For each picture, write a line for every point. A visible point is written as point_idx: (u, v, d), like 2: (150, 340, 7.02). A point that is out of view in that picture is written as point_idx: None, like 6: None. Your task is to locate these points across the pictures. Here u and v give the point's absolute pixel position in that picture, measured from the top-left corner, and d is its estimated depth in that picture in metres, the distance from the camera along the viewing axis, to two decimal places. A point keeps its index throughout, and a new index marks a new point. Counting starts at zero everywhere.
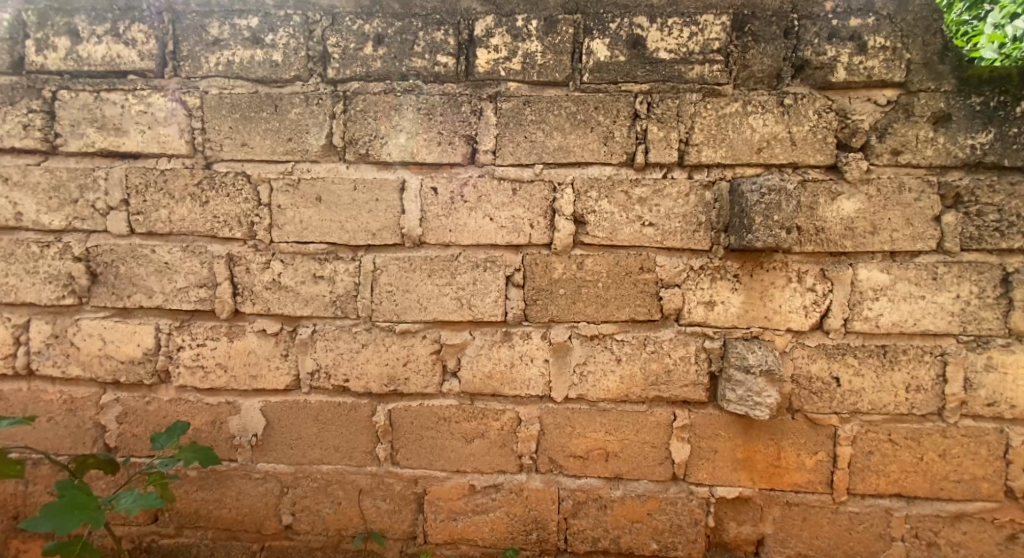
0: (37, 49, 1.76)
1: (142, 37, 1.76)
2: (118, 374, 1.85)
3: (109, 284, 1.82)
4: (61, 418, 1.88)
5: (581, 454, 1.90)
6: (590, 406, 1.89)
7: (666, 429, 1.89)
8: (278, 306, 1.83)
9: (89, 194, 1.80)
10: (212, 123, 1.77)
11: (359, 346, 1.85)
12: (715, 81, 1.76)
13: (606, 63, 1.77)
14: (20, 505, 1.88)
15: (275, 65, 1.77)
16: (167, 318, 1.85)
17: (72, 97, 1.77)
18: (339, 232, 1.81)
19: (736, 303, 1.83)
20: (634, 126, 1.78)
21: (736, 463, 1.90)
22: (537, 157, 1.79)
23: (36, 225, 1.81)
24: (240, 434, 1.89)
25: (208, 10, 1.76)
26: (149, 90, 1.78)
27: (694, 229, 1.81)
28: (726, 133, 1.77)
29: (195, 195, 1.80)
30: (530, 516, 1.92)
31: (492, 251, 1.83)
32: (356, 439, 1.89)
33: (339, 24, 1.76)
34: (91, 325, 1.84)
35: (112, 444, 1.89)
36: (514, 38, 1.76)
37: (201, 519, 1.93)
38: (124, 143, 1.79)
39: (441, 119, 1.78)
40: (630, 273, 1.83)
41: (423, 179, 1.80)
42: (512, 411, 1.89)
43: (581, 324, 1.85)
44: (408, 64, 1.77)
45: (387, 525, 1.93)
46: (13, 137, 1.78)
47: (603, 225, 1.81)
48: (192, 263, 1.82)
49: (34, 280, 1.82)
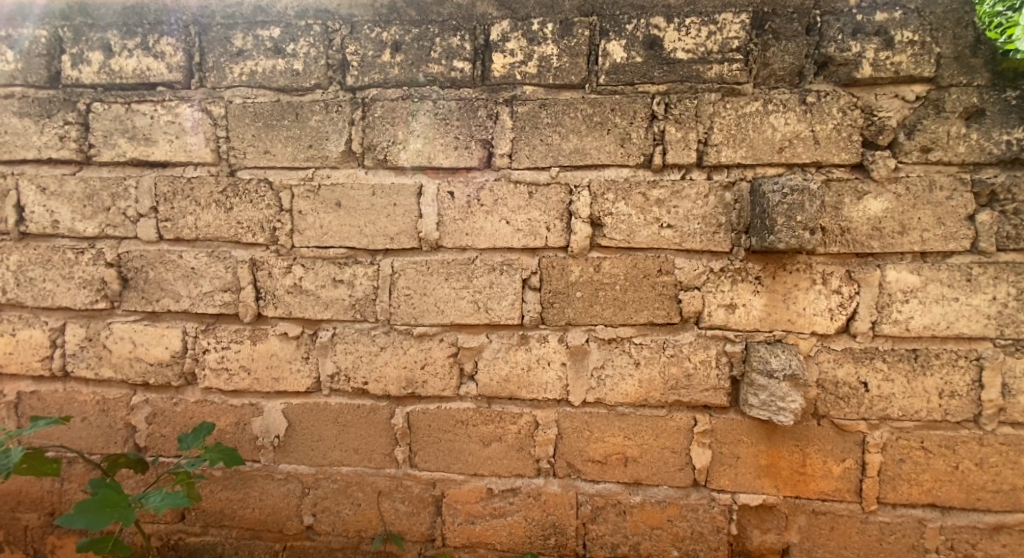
0: (73, 64, 1.84)
1: (170, 50, 1.82)
2: (147, 376, 1.91)
3: (139, 289, 1.89)
4: (95, 418, 1.95)
5: (599, 458, 1.89)
6: (608, 410, 1.88)
7: (686, 434, 1.87)
8: (299, 310, 1.87)
9: (121, 202, 1.87)
10: (236, 131, 1.83)
11: (378, 348, 1.88)
12: (734, 81, 1.74)
13: (622, 65, 1.76)
14: (55, 502, 1.95)
15: (296, 74, 1.81)
16: (194, 321, 1.91)
17: (105, 109, 1.84)
18: (359, 237, 1.84)
19: (758, 306, 1.79)
20: (651, 127, 1.76)
21: (759, 469, 1.86)
22: (553, 159, 1.79)
23: (72, 232, 1.88)
24: (263, 436, 1.93)
25: (232, 22, 1.81)
26: (176, 101, 1.84)
27: (714, 230, 1.78)
28: (747, 133, 1.74)
29: (220, 202, 1.85)
30: (548, 521, 1.91)
31: (509, 254, 1.84)
32: (375, 441, 1.92)
33: (358, 32, 1.79)
34: (122, 328, 1.90)
35: (142, 444, 1.95)
36: (529, 42, 1.77)
37: (226, 518, 1.97)
38: (153, 153, 1.85)
39: (458, 123, 1.79)
40: (648, 275, 1.82)
41: (440, 183, 1.82)
42: (529, 415, 1.89)
43: (599, 327, 1.85)
44: (425, 70, 1.79)
45: (405, 527, 1.94)
46: (51, 148, 1.86)
47: (620, 227, 1.80)
48: (217, 267, 1.87)
49: (68, 285, 1.89)
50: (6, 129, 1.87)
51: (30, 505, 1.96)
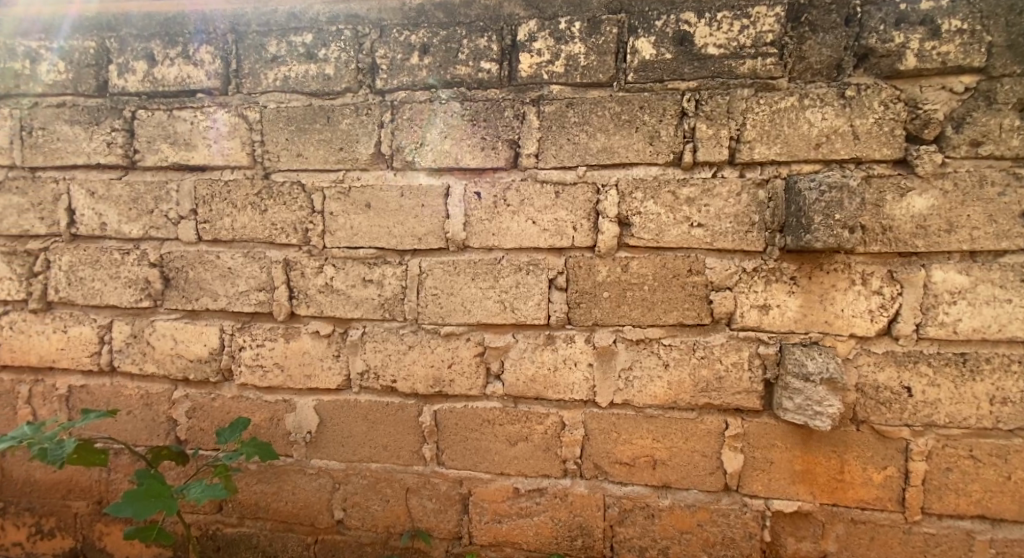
0: (119, 73, 1.93)
1: (209, 58, 1.89)
2: (187, 372, 1.99)
3: (180, 288, 1.97)
4: (139, 411, 2.04)
5: (627, 460, 1.87)
6: (636, 412, 1.86)
7: (717, 437, 1.83)
8: (331, 309, 1.91)
9: (163, 205, 1.95)
10: (271, 135, 1.88)
11: (406, 347, 1.90)
12: (768, 75, 1.70)
13: (651, 62, 1.74)
14: (103, 491, 2.05)
15: (328, 79, 1.86)
16: (231, 319, 1.98)
17: (149, 116, 1.93)
18: (388, 237, 1.87)
19: (793, 307, 1.74)
20: (681, 124, 1.74)
21: (794, 475, 1.80)
22: (580, 159, 1.79)
23: (118, 234, 1.97)
24: (296, 431, 1.98)
25: (267, 29, 1.86)
26: (215, 106, 1.90)
27: (746, 229, 1.74)
28: (781, 129, 1.69)
29: (255, 204, 1.90)
30: (575, 522, 1.91)
31: (535, 254, 1.84)
32: (404, 439, 1.95)
33: (387, 36, 1.82)
34: (164, 326, 1.98)
35: (183, 437, 2.03)
36: (557, 41, 1.76)
37: (261, 510, 2.03)
38: (193, 157, 1.92)
39: (485, 124, 1.80)
40: (677, 275, 1.79)
41: (467, 184, 1.83)
42: (556, 415, 1.88)
43: (627, 328, 1.83)
44: (453, 71, 1.81)
45: (433, 524, 1.96)
46: (98, 154, 1.95)
47: (649, 226, 1.78)
48: (252, 268, 1.93)
49: (115, 284, 1.98)
50: (57, 136, 1.96)
51: (80, 494, 2.06)
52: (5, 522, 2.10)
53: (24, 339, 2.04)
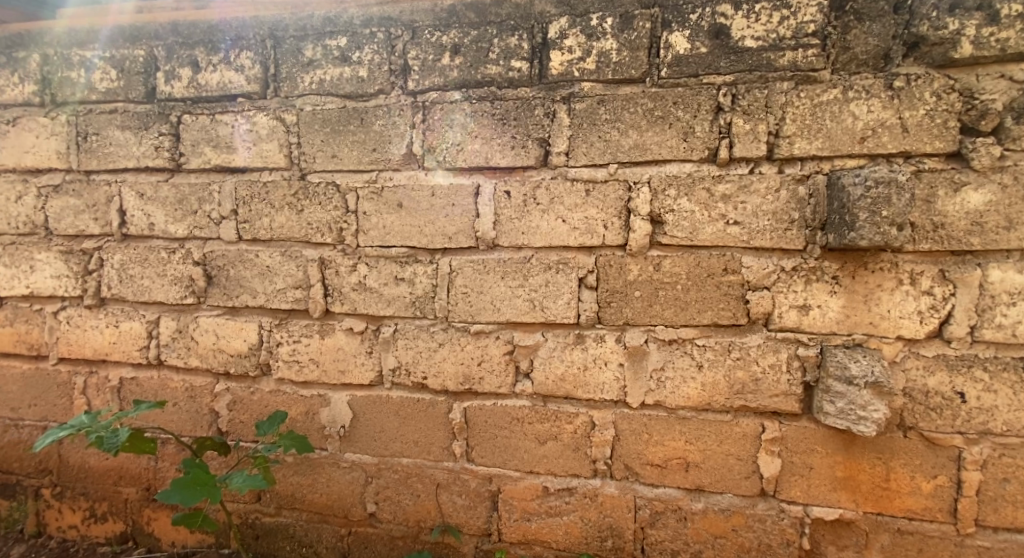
0: (166, 80, 2.02)
1: (249, 63, 1.96)
2: (229, 366, 2.07)
3: (221, 285, 2.04)
4: (184, 403, 2.13)
5: (659, 462, 1.85)
6: (669, 413, 1.83)
7: (753, 441, 1.78)
8: (364, 307, 1.96)
9: (206, 205, 2.03)
10: (307, 138, 1.93)
11: (437, 345, 1.93)
12: (810, 67, 1.63)
13: (685, 57, 1.70)
14: (151, 478, 2.15)
15: (361, 81, 1.89)
16: (269, 316, 2.04)
17: (193, 120, 2.01)
18: (419, 236, 1.90)
19: (835, 308, 1.68)
20: (716, 119, 1.69)
21: (835, 482, 1.74)
22: (612, 156, 1.76)
23: (165, 234, 2.06)
24: (331, 425, 2.03)
25: (304, 34, 1.92)
26: (254, 110, 1.97)
27: (785, 227, 1.69)
28: (824, 122, 1.63)
29: (293, 204, 1.96)
30: (605, 523, 1.89)
31: (565, 253, 1.83)
32: (435, 435, 1.97)
33: (419, 37, 1.85)
34: (207, 322, 2.07)
35: (224, 429, 2.11)
36: (588, 38, 1.75)
37: (297, 502, 2.09)
38: (234, 160, 2.00)
39: (515, 122, 1.80)
40: (712, 275, 1.75)
41: (497, 183, 1.84)
42: (585, 415, 1.87)
43: (659, 328, 1.80)
44: (483, 71, 1.82)
45: (462, 520, 1.98)
46: (147, 157, 2.05)
47: (682, 224, 1.75)
48: (290, 266, 1.99)
49: (162, 281, 2.08)
50: (109, 140, 2.07)
51: (130, 480, 2.17)
52: (62, 505, 2.23)
53: (80, 333, 2.15)
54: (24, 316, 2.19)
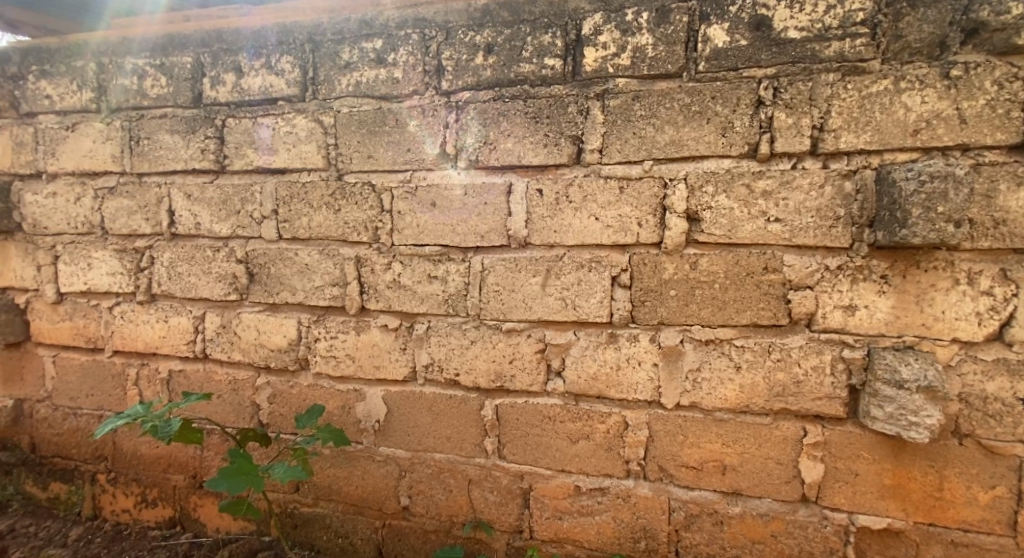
0: (212, 85, 2.10)
1: (289, 67, 2.02)
2: (269, 360, 2.14)
3: (263, 283, 2.12)
4: (228, 395, 2.21)
5: (694, 464, 1.81)
6: (705, 415, 1.79)
7: (794, 445, 1.72)
8: (398, 304, 1.99)
9: (249, 205, 2.10)
10: (344, 139, 1.98)
11: (469, 342, 1.94)
12: (858, 57, 1.56)
13: (724, 50, 1.65)
14: (197, 467, 2.25)
15: (396, 82, 1.92)
16: (308, 313, 2.10)
17: (236, 124, 2.08)
18: (452, 235, 1.91)
19: (883, 308, 1.60)
20: (757, 114, 1.64)
21: (882, 489, 1.67)
22: (647, 153, 1.73)
23: (210, 233, 2.15)
24: (365, 419, 2.08)
25: (341, 37, 1.96)
26: (294, 113, 2.03)
27: (830, 224, 1.62)
28: (873, 115, 1.56)
29: (330, 204, 2.01)
30: (639, 524, 1.87)
31: (598, 251, 1.81)
32: (467, 431, 1.99)
33: (453, 38, 1.86)
34: (249, 318, 2.14)
35: (265, 421, 2.18)
36: (623, 33, 1.72)
37: (334, 493, 2.14)
38: (275, 161, 2.06)
39: (549, 120, 1.80)
40: (751, 273, 1.70)
41: (529, 182, 1.84)
42: (618, 414, 1.85)
43: (695, 328, 1.76)
44: (517, 69, 1.81)
45: (494, 516, 1.99)
46: (194, 160, 2.14)
47: (720, 222, 1.70)
48: (327, 264, 2.04)
49: (208, 278, 2.17)
50: (159, 144, 2.17)
51: (179, 468, 2.28)
52: (116, 490, 2.36)
53: (133, 327, 2.27)
54: (82, 310, 2.33)
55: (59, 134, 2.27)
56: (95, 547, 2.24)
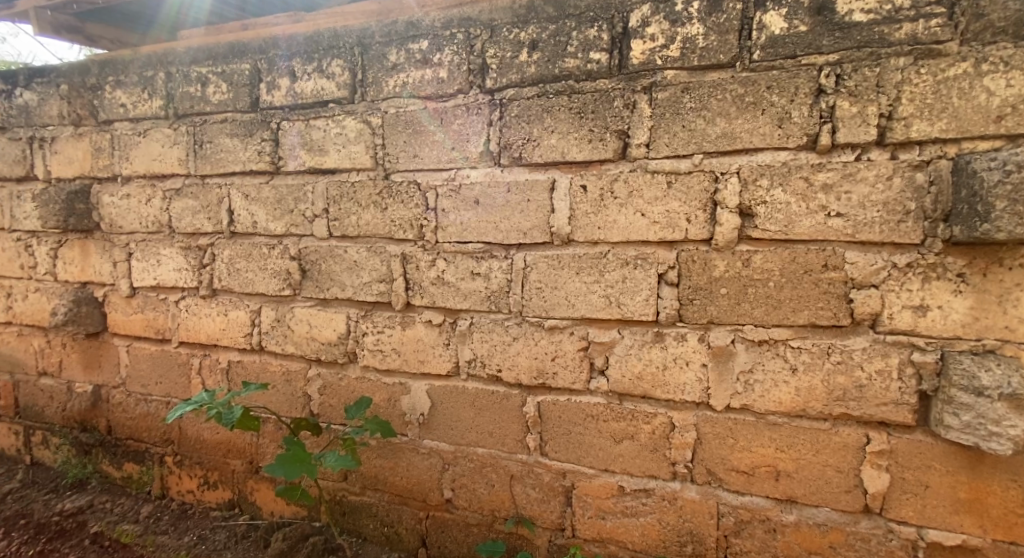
0: (268, 90, 2.20)
1: (340, 70, 2.08)
2: (320, 353, 2.23)
3: (315, 279, 2.20)
4: (282, 386, 2.32)
5: (745, 468, 1.74)
6: (757, 418, 1.72)
7: (855, 453, 1.63)
8: (442, 300, 2.02)
9: (302, 205, 2.19)
10: (391, 139, 2.02)
11: (511, 339, 1.95)
12: (932, 39, 1.45)
13: (782, 37, 1.57)
14: (254, 453, 2.38)
15: (442, 82, 1.95)
16: (356, 308, 2.17)
17: (290, 126, 2.17)
18: (495, 232, 1.92)
19: (960, 309, 1.48)
20: (817, 103, 1.55)
21: (956, 503, 1.55)
22: (696, 146, 1.68)
23: (266, 231, 2.26)
24: (410, 412, 2.13)
25: (389, 39, 2.00)
26: (344, 114, 2.09)
27: (898, 219, 1.51)
28: (949, 100, 1.44)
29: (378, 203, 2.07)
30: (685, 528, 1.82)
31: (644, 248, 1.77)
32: (509, 427, 2.00)
33: (497, 35, 1.86)
34: (302, 312, 2.24)
35: (316, 411, 2.27)
36: (672, 24, 1.67)
37: (380, 483, 2.20)
38: (326, 162, 2.14)
39: (594, 115, 1.77)
40: (809, 271, 1.61)
41: (573, 178, 1.82)
42: (664, 415, 1.81)
43: (746, 328, 1.69)
44: (562, 65, 1.80)
45: (537, 513, 1.99)
46: (252, 162, 2.25)
47: (775, 217, 1.62)
48: (375, 261, 2.10)
49: (264, 274, 2.28)
50: (221, 147, 2.29)
51: (238, 453, 2.41)
52: (182, 472, 2.53)
53: (197, 320, 2.42)
54: (153, 304, 2.50)
55: (132, 140, 2.45)
56: (164, 524, 2.42)
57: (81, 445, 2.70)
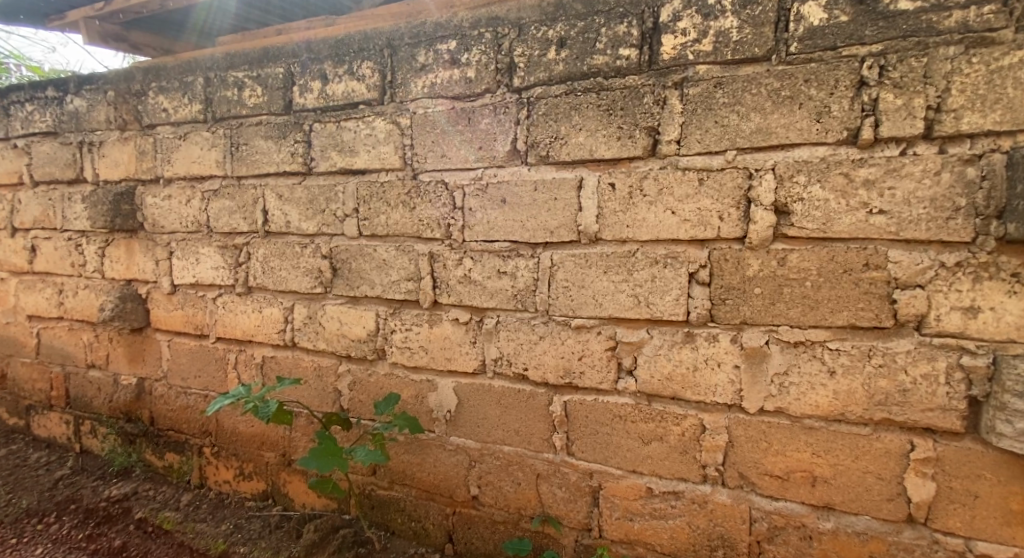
0: (301, 93, 2.25)
1: (370, 72, 2.11)
2: (350, 349, 2.28)
3: (345, 277, 2.25)
4: (314, 381, 2.38)
5: (779, 473, 1.69)
6: (792, 422, 1.66)
7: (898, 460, 1.56)
8: (469, 298, 2.03)
9: (333, 205, 2.24)
10: (420, 139, 2.04)
11: (538, 338, 1.94)
12: (986, 27, 1.37)
13: (821, 28, 1.51)
14: (286, 446, 2.45)
15: (470, 81, 1.95)
16: (385, 305, 2.21)
17: (322, 128, 2.22)
18: (522, 231, 1.92)
19: (1014, 311, 1.40)
20: (859, 95, 1.49)
21: (1008, 515, 1.47)
22: (729, 142, 1.63)
23: (299, 230, 2.32)
24: (437, 409, 2.15)
25: (417, 40, 2.02)
26: (373, 116, 2.12)
27: (947, 216, 1.44)
28: (1004, 91, 1.36)
29: (406, 203, 2.09)
30: (716, 532, 1.78)
31: (674, 246, 1.74)
32: (535, 426, 2.00)
33: (525, 34, 1.86)
34: (333, 310, 2.29)
35: (346, 406, 2.32)
36: (704, 17, 1.62)
37: (408, 478, 2.24)
38: (356, 162, 2.18)
39: (623, 112, 1.74)
40: (849, 270, 1.55)
41: (601, 175, 1.80)
42: (694, 417, 1.77)
43: (781, 328, 1.64)
44: (590, 62, 1.77)
45: (564, 512, 1.99)
46: (286, 163, 2.31)
47: (813, 214, 1.57)
48: (403, 259, 2.13)
49: (297, 272, 2.34)
50: (256, 149, 2.36)
51: (271, 446, 2.49)
52: (219, 462, 2.63)
53: (232, 317, 2.51)
54: (192, 301, 2.60)
55: (174, 143, 2.55)
56: (203, 513, 2.53)
57: (126, 435, 2.83)
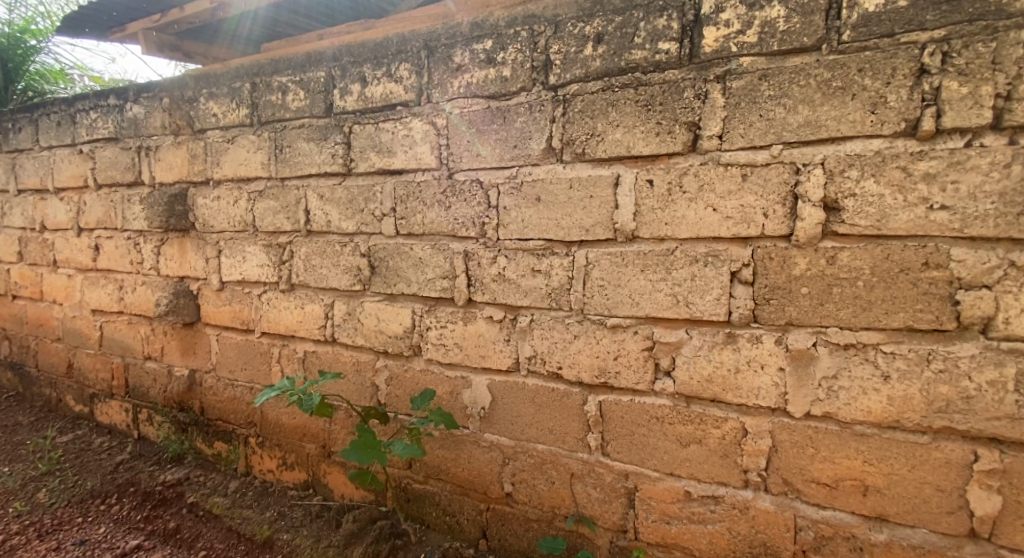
0: (341, 96, 2.30)
1: (407, 74, 2.14)
2: (388, 345, 2.32)
3: (383, 275, 2.29)
4: (354, 376, 2.44)
5: (827, 481, 1.62)
6: (841, 428, 1.58)
7: (959, 471, 1.46)
8: (503, 297, 2.04)
9: (371, 204, 2.28)
10: (455, 138, 2.06)
11: (572, 337, 1.93)
12: None
13: (877, 15, 1.43)
14: (326, 438, 2.53)
15: (505, 80, 1.95)
16: (421, 303, 2.24)
17: (361, 129, 2.27)
18: (557, 229, 1.90)
19: None
20: (918, 84, 1.39)
21: None
22: (775, 136, 1.56)
23: (340, 229, 2.38)
24: (472, 406, 2.17)
25: (454, 40, 2.03)
26: (411, 116, 2.15)
27: (1018, 211, 1.33)
28: None
29: (441, 202, 2.11)
30: (758, 539, 1.72)
31: (715, 244, 1.68)
32: (570, 425, 1.99)
33: (561, 31, 1.83)
34: (371, 306, 2.34)
35: (384, 401, 2.37)
36: (749, 8, 1.56)
37: (444, 473, 2.27)
38: (394, 162, 2.21)
39: (661, 108, 1.70)
40: (907, 270, 1.45)
41: (638, 172, 1.76)
42: (735, 420, 1.72)
43: (831, 330, 1.56)
44: (628, 57, 1.74)
45: (598, 512, 1.97)
46: (327, 164, 2.37)
47: (866, 211, 1.48)
48: (438, 258, 2.15)
49: (337, 270, 2.41)
50: (299, 151, 2.44)
51: (313, 437, 2.57)
52: (264, 451, 2.74)
53: (276, 313, 2.61)
54: (238, 297, 2.72)
55: (222, 146, 2.66)
56: (248, 499, 2.65)
57: (179, 423, 3.00)
